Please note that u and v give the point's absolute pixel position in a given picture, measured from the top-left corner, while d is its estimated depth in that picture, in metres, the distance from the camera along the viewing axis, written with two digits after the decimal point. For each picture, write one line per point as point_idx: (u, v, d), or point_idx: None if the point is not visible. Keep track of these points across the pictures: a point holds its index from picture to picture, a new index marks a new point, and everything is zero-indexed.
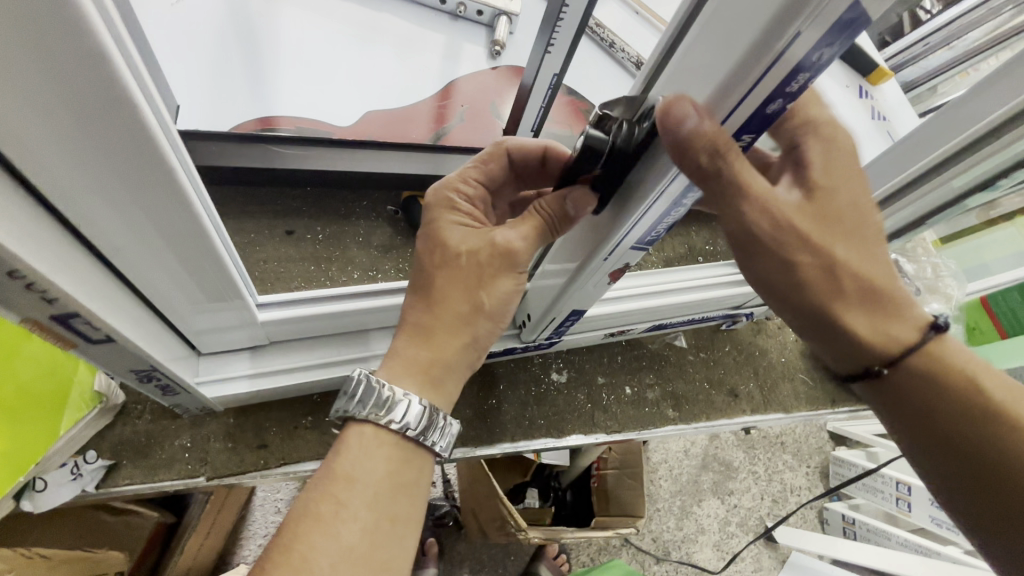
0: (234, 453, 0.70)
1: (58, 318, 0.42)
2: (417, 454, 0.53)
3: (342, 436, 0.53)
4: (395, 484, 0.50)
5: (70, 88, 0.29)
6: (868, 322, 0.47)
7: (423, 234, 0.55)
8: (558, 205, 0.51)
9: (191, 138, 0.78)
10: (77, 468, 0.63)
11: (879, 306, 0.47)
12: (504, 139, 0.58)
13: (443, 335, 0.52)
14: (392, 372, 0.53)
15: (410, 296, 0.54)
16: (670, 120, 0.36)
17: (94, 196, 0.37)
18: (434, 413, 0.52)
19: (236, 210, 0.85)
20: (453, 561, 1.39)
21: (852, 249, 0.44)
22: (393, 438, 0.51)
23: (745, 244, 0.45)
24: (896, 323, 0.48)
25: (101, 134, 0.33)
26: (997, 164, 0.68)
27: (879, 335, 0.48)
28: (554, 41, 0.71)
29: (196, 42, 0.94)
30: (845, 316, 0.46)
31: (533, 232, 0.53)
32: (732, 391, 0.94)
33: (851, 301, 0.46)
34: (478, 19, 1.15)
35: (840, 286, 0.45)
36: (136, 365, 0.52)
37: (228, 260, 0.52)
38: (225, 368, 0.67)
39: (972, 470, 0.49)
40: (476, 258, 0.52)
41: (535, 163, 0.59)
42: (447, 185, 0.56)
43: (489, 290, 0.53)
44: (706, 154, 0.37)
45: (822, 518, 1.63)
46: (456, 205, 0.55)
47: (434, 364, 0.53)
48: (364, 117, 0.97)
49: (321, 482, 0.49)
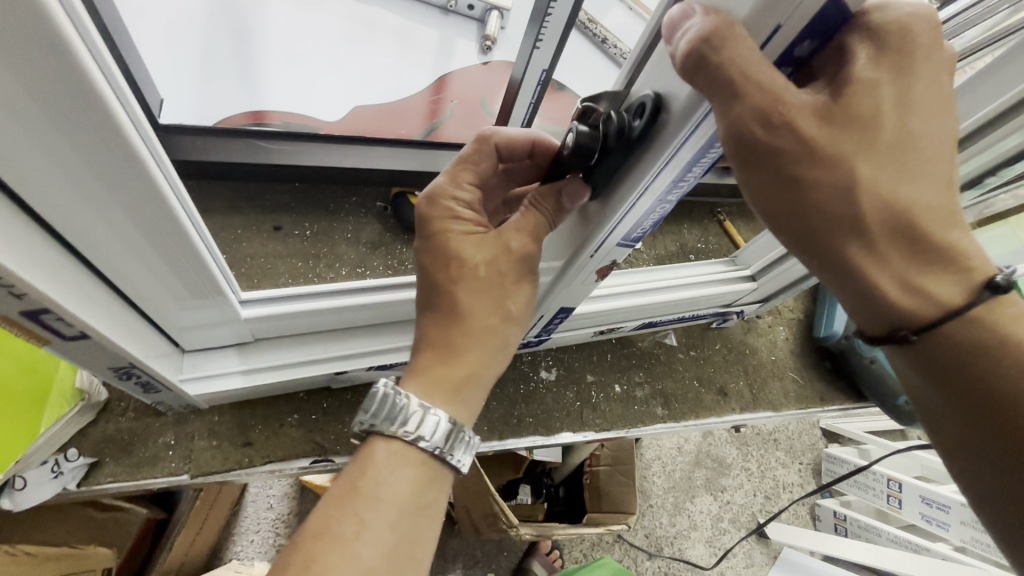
0: (218, 451, 0.69)
1: (28, 314, 0.40)
2: (440, 473, 0.51)
3: (366, 449, 0.50)
4: (418, 505, 0.49)
5: (39, 81, 0.28)
6: (902, 274, 0.41)
7: (431, 249, 0.52)
8: (551, 199, 0.49)
9: (175, 132, 0.77)
10: (58, 466, 0.63)
11: (924, 255, 0.41)
12: (489, 133, 0.54)
13: (473, 349, 0.50)
14: (421, 388, 0.50)
15: (427, 313, 0.52)
16: (670, 22, 0.35)
17: (65, 191, 0.36)
18: (461, 430, 0.51)
19: (223, 206, 0.84)
20: (446, 557, 1.39)
21: (885, 168, 0.37)
22: (420, 455, 0.49)
23: (762, 176, 0.38)
24: (942, 275, 0.42)
25: (70, 128, 0.32)
26: (983, 161, 0.68)
27: (904, 280, 0.42)
28: (543, 36, 0.71)
29: (183, 35, 0.93)
30: (875, 268, 0.41)
31: (540, 229, 0.51)
32: (722, 390, 0.94)
33: (885, 248, 0.40)
34: (469, 14, 1.14)
35: (860, 215, 0.38)
36: (114, 362, 0.52)
37: (208, 256, 0.51)
38: (209, 365, 0.66)
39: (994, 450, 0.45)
40: (497, 267, 0.51)
41: (521, 153, 0.57)
42: (443, 195, 0.53)
43: (514, 296, 0.53)
44: (689, 43, 0.32)
45: (814, 515, 1.64)
46: (458, 214, 0.52)
47: (467, 380, 0.51)
48: (353, 112, 0.96)
49: (343, 499, 0.47)
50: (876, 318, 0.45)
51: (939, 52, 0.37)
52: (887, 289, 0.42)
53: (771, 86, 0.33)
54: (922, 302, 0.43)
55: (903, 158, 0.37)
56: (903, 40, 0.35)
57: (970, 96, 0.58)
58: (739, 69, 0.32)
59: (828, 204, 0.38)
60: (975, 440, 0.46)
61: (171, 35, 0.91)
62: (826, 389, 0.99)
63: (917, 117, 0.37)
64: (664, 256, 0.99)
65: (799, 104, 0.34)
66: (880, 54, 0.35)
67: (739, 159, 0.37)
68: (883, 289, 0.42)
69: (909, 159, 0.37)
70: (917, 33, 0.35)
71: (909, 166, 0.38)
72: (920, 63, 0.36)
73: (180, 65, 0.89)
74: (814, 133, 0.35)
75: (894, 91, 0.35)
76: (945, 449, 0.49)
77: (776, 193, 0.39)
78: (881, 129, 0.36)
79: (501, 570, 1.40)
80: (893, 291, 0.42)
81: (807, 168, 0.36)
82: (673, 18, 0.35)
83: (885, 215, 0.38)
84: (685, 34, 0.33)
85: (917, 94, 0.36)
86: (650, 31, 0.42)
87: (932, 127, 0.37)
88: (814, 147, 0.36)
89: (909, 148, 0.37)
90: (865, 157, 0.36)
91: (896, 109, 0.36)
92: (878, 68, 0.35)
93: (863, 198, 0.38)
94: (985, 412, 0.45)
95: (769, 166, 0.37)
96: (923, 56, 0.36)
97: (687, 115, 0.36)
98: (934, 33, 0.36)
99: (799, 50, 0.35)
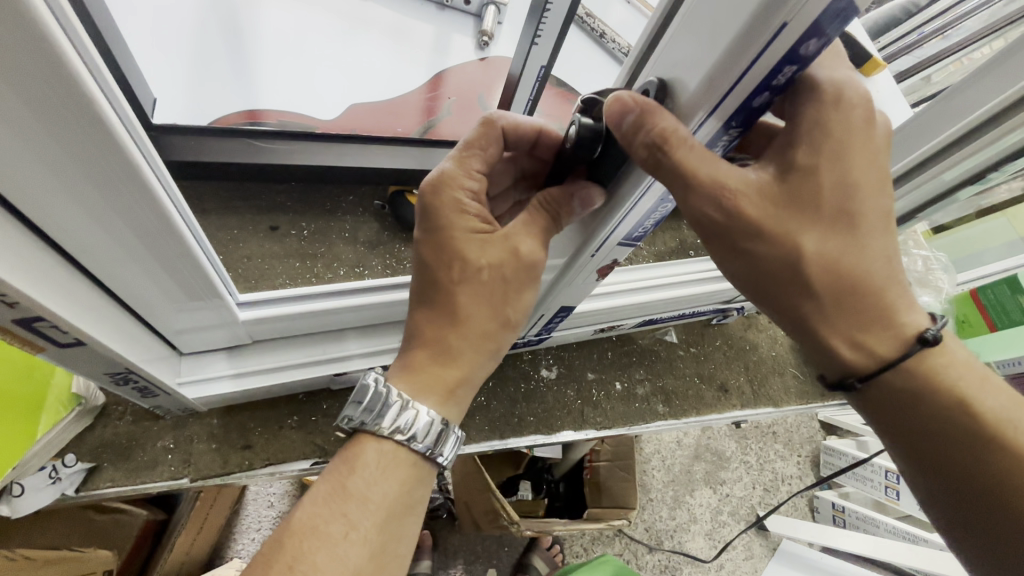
0: (218, 454, 0.69)
1: (20, 322, 0.40)
2: (426, 471, 0.52)
3: (355, 446, 0.50)
4: (405, 505, 0.49)
5: (34, 88, 0.28)
6: (847, 330, 0.46)
7: (434, 245, 0.49)
8: (564, 202, 0.46)
9: (168, 132, 0.75)
10: (56, 472, 0.62)
11: (865, 316, 0.45)
12: (496, 117, 0.50)
13: (467, 353, 0.50)
14: (411, 387, 0.49)
15: (422, 309, 0.50)
16: (611, 117, 0.37)
17: (60, 199, 0.35)
18: (450, 430, 0.51)
19: (219, 206, 0.83)
20: (447, 553, 1.39)
21: (825, 240, 0.42)
22: (408, 456, 0.50)
23: (722, 244, 0.44)
24: (881, 333, 0.46)
25: (64, 139, 0.31)
26: (987, 160, 0.67)
27: (852, 337, 0.47)
28: (541, 32, 0.70)
29: (175, 32, 0.91)
30: (824, 323, 0.46)
31: (547, 234, 0.48)
32: (722, 387, 0.94)
33: (833, 308, 0.45)
34: (465, 8, 1.13)
35: (806, 280, 0.43)
36: (110, 367, 0.51)
37: (204, 258, 0.50)
38: (205, 368, 0.65)
39: (952, 479, 0.51)
40: (501, 272, 0.48)
41: (526, 143, 0.53)
42: (450, 184, 0.49)
43: (516, 306, 0.51)
44: (643, 145, 0.36)
45: (812, 507, 1.65)
46: (464, 207, 0.49)
47: (459, 383, 0.51)
48: (349, 110, 0.95)
49: (330, 498, 0.47)
50: (829, 365, 0.49)
51: (874, 130, 0.41)
52: (835, 342, 0.47)
53: (715, 177, 0.39)
54: (861, 354, 0.47)
55: (846, 229, 0.42)
56: (848, 116, 0.39)
57: (973, 89, 0.57)
58: (690, 171, 0.37)
59: (773, 266, 0.43)
60: (935, 467, 0.51)
61: (162, 33, 0.89)
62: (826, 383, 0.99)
63: (858, 192, 0.41)
64: (664, 253, 0.99)
65: (745, 186, 0.40)
66: (825, 129, 0.39)
67: (705, 232, 0.44)
68: (828, 342, 0.47)
69: (851, 232, 0.42)
70: (856, 112, 0.39)
71: (851, 240, 0.42)
72: (858, 145, 0.40)
73: (171, 64, 0.87)
74: (760, 213, 0.41)
75: (835, 171, 0.40)
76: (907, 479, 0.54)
77: (733, 258, 0.45)
78: (821, 203, 0.41)
79: (502, 565, 1.41)
80: (841, 343, 0.47)
81: (755, 241, 0.42)
82: (614, 101, 0.36)
83: (829, 281, 0.43)
84: (637, 127, 0.36)
85: (858, 174, 0.40)
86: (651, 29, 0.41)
87: (870, 201, 0.41)
88: (759, 225, 0.41)
89: (849, 221, 0.41)
90: (806, 231, 0.41)
91: (835, 187, 0.40)
92: (813, 149, 0.39)
93: (806, 266, 0.43)
94: (924, 445, 0.51)
95: (723, 238, 0.43)
96: (860, 138, 0.40)
97: (689, 113, 0.36)
98: (870, 108, 0.40)
99: (807, 49, 0.31)
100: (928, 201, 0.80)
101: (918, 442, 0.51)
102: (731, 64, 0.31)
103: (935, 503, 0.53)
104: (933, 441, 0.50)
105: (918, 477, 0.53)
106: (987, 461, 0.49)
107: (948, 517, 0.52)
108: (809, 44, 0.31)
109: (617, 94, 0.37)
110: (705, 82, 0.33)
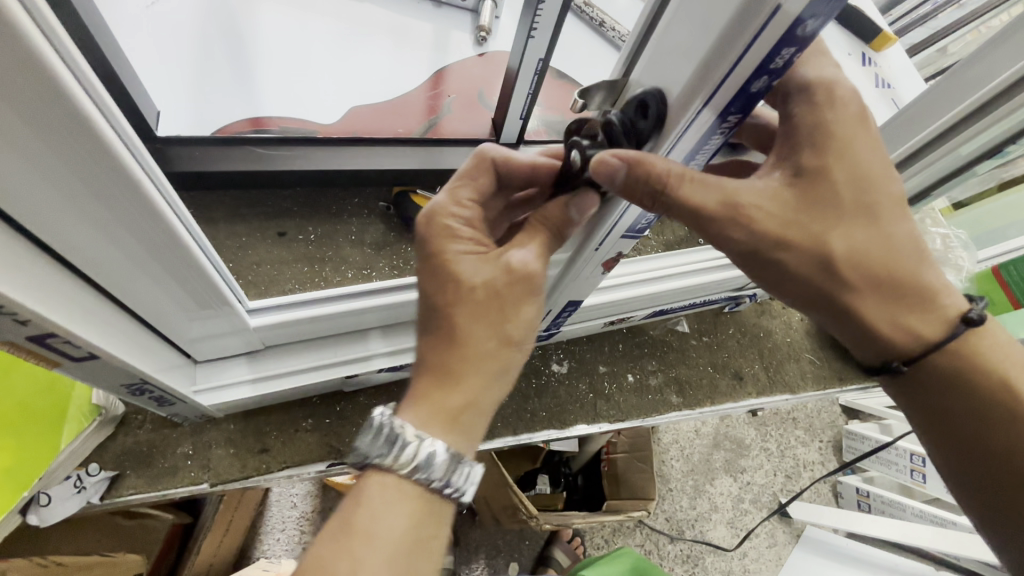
0: (236, 458, 0.70)
1: (35, 339, 0.41)
2: (440, 506, 0.49)
3: (360, 482, 0.48)
4: (416, 543, 0.46)
5: (38, 112, 0.28)
6: (889, 316, 0.45)
7: (428, 270, 0.50)
8: (560, 214, 0.47)
9: (171, 144, 0.76)
10: (81, 481, 0.64)
11: (906, 299, 0.44)
12: (488, 149, 0.52)
13: (472, 376, 0.48)
14: (417, 417, 0.48)
15: (424, 338, 0.50)
16: (599, 177, 0.37)
17: (67, 216, 0.36)
18: (460, 460, 0.48)
19: (227, 214, 0.84)
20: (468, 548, 1.40)
21: (850, 237, 0.41)
22: (416, 489, 0.47)
23: (747, 261, 0.43)
24: (923, 315, 0.45)
25: (65, 156, 0.31)
26: (1002, 137, 0.65)
27: (894, 328, 0.46)
28: (537, 25, 0.69)
29: (175, 43, 0.91)
30: (867, 318, 0.45)
31: (547, 247, 0.48)
32: (737, 374, 0.93)
33: (871, 301, 0.44)
34: (461, 4, 1.12)
35: (840, 278, 0.43)
36: (125, 379, 0.52)
37: (209, 265, 0.50)
38: (219, 375, 0.66)
39: (990, 472, 0.50)
40: (494, 289, 0.48)
41: (522, 177, 0.53)
42: (441, 212, 0.50)
43: (517, 319, 0.49)
44: (643, 193, 0.37)
45: (836, 492, 1.62)
46: (455, 233, 0.50)
47: (465, 408, 0.48)
48: (349, 114, 0.95)
49: (336, 537, 0.46)
50: (869, 352, 0.49)
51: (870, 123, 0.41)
52: (879, 333, 0.46)
53: (726, 195, 0.39)
54: (908, 341, 0.46)
55: (867, 221, 0.41)
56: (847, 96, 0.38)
57: (985, 62, 0.56)
58: (693, 202, 0.39)
59: (805, 273, 0.43)
60: (973, 461, 0.50)
61: (163, 47, 0.90)
62: (844, 367, 0.97)
63: (870, 184, 0.41)
64: (673, 243, 0.97)
65: (757, 198, 0.40)
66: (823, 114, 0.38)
67: (727, 252, 0.43)
68: (876, 331, 0.46)
69: (873, 223, 0.41)
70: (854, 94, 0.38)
71: (875, 232, 0.42)
72: (854, 134, 0.40)
73: (173, 77, 0.88)
74: (779, 222, 0.40)
75: (846, 167, 0.40)
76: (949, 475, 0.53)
77: (763, 270, 0.44)
78: (839, 201, 0.40)
79: (523, 559, 1.42)
80: (886, 332, 0.46)
81: (782, 250, 0.42)
82: (597, 164, 0.36)
83: (862, 275, 0.43)
84: (632, 176, 0.36)
85: (864, 166, 0.40)
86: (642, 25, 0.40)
87: (883, 191, 0.41)
88: (781, 236, 0.41)
89: (869, 212, 0.41)
90: (831, 231, 0.41)
91: (848, 183, 0.40)
92: (818, 153, 0.40)
93: (838, 266, 0.42)
94: (962, 436, 0.50)
95: (751, 254, 0.42)
96: (854, 129, 0.40)
97: (684, 106, 0.35)
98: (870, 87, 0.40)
99: (804, 29, 0.30)
100: (945, 177, 0.78)
101: (961, 435, 0.50)
102: (725, 47, 0.31)
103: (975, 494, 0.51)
104: (975, 434, 0.50)
105: (961, 471, 0.52)
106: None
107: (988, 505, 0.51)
108: (806, 24, 0.30)
109: (599, 160, 0.35)
110: (700, 70, 0.32)
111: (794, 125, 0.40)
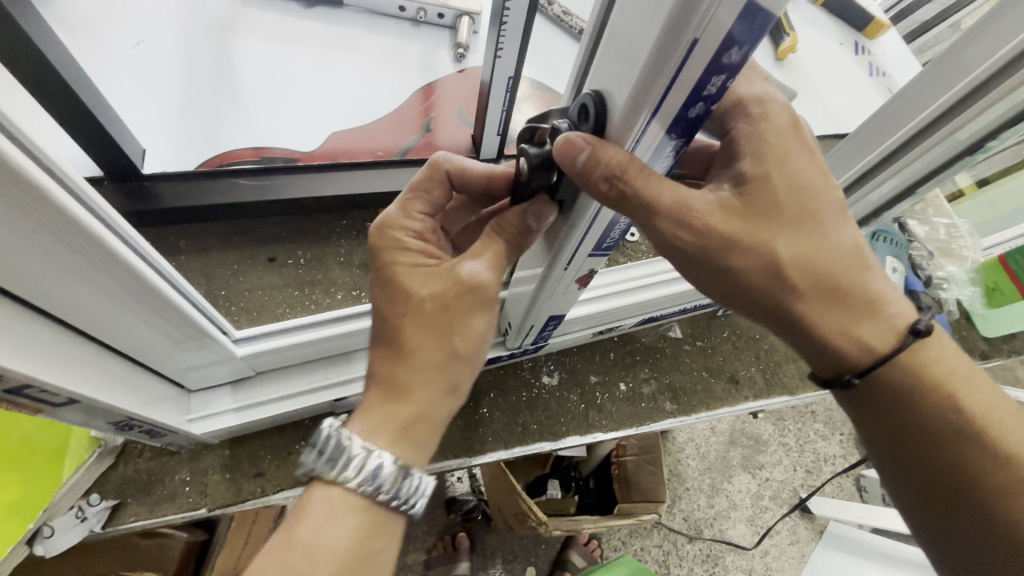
0: (232, 483, 0.72)
1: (13, 390, 0.41)
2: (388, 517, 0.51)
3: (306, 493, 0.50)
4: (361, 552, 0.48)
5: None
6: (837, 326, 0.45)
7: (380, 281, 0.52)
8: (513, 220, 0.47)
9: (161, 179, 0.78)
10: (82, 512, 0.67)
11: (854, 308, 0.44)
12: (441, 159, 0.52)
13: (420, 386, 0.50)
14: (364, 428, 0.49)
15: (377, 348, 0.52)
16: (561, 155, 0.37)
17: (36, 276, 0.37)
18: (408, 471, 0.50)
19: (218, 242, 0.86)
20: (485, 554, 1.40)
21: (797, 242, 0.42)
22: (362, 502, 0.49)
23: (700, 265, 0.43)
24: (875, 325, 0.45)
25: (26, 218, 0.32)
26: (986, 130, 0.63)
27: (844, 336, 0.45)
28: (503, 43, 0.69)
29: (162, 81, 0.94)
30: (817, 325, 0.45)
31: (497, 257, 0.49)
32: (732, 378, 0.92)
33: (820, 307, 0.44)
34: (440, 22, 1.13)
35: (789, 283, 0.42)
36: (113, 417, 0.53)
37: (185, 303, 0.52)
38: (210, 403, 0.68)
39: (940, 490, 0.49)
40: (443, 301, 0.49)
41: (479, 183, 0.54)
42: (391, 225, 0.52)
43: (464, 333, 0.51)
44: (603, 179, 0.36)
45: (859, 486, 1.58)
46: (404, 244, 0.52)
47: (416, 419, 0.50)
48: (332, 137, 0.96)
49: (281, 551, 0.48)
50: (822, 363, 0.48)
51: (804, 137, 0.43)
52: (830, 342, 0.45)
53: (678, 200, 0.39)
54: (859, 350, 0.46)
55: (812, 227, 0.42)
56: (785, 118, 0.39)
57: (975, 44, 0.54)
58: (650, 194, 0.38)
59: (756, 276, 0.42)
60: (919, 476, 0.50)
61: (151, 86, 0.93)
62: None
63: (811, 193, 0.42)
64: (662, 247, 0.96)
65: (705, 205, 0.41)
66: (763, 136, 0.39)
67: (677, 257, 0.44)
68: (827, 342, 0.45)
69: (817, 229, 0.42)
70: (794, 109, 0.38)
71: (821, 236, 0.42)
72: (793, 150, 0.42)
73: (162, 115, 0.91)
74: (729, 228, 0.41)
75: (784, 175, 0.41)
76: (894, 490, 0.53)
77: (714, 276, 0.44)
78: (783, 209, 0.41)
79: (540, 563, 1.42)
80: (837, 341, 0.45)
81: (730, 255, 0.42)
82: (563, 142, 0.36)
83: (810, 281, 0.43)
84: (593, 163, 0.36)
85: (805, 176, 0.42)
86: (586, 52, 0.40)
87: (826, 198, 0.43)
88: (733, 239, 0.41)
89: (812, 219, 0.42)
90: (779, 236, 0.41)
91: (790, 191, 0.41)
92: (758, 161, 0.41)
93: (788, 270, 0.42)
94: (908, 451, 0.50)
95: (701, 259, 0.42)
96: (793, 145, 0.42)
97: (623, 133, 0.36)
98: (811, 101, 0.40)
99: (731, 57, 0.30)
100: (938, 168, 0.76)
101: (910, 448, 0.50)
102: (652, 80, 0.30)
103: (914, 506, 0.52)
104: (924, 448, 0.49)
105: (906, 486, 0.51)
106: (973, 470, 0.48)
107: (929, 518, 0.51)
108: (731, 53, 0.30)
109: (563, 138, 0.36)
110: (631, 99, 0.32)
111: (732, 136, 0.43)
